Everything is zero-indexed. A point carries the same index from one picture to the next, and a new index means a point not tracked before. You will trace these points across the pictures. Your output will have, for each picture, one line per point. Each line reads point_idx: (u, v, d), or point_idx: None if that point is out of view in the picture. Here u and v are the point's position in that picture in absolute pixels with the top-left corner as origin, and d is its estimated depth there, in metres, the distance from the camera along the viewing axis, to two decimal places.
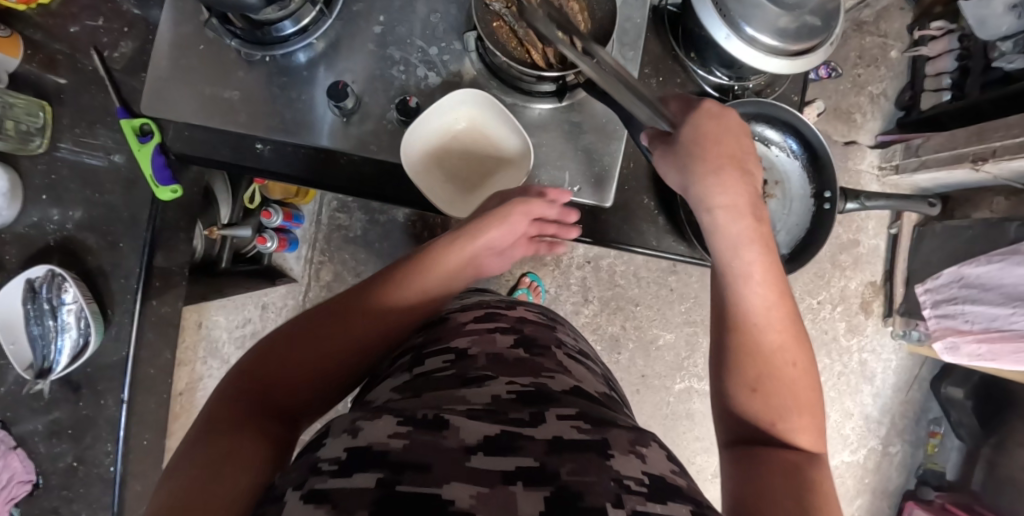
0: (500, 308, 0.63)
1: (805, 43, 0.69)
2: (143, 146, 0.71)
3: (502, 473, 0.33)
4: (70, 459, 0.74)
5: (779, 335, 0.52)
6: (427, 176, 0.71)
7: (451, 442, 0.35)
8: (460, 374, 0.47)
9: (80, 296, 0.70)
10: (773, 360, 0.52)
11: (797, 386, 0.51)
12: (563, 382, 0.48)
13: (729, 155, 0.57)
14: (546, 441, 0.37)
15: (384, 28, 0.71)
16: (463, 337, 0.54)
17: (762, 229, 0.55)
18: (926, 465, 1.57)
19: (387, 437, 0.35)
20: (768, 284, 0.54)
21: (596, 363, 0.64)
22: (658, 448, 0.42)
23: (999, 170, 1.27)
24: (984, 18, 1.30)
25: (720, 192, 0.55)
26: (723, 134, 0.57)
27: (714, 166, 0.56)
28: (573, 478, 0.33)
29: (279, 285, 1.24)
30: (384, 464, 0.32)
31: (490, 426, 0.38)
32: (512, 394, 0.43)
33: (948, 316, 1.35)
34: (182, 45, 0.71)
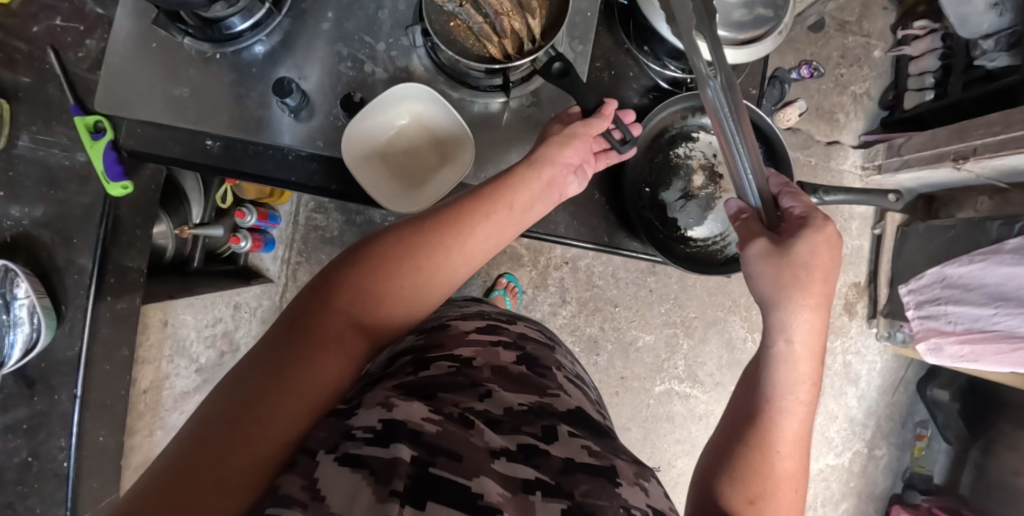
0: (502, 323, 0.68)
1: (752, 32, 0.70)
2: (96, 142, 0.71)
3: (523, 481, 0.40)
4: (25, 454, 0.73)
5: (792, 465, 0.57)
6: (371, 170, 0.71)
7: (478, 440, 0.42)
8: (469, 381, 0.50)
9: (32, 291, 0.70)
10: (777, 483, 0.56)
11: (783, 509, 0.55)
12: (566, 402, 0.52)
13: (820, 292, 0.60)
14: (562, 458, 0.43)
15: (333, 24, 0.72)
16: (467, 346, 0.57)
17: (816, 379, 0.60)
18: (912, 468, 1.54)
19: (421, 419, 0.42)
20: (801, 420, 0.58)
21: (590, 391, 0.65)
22: (657, 485, 0.48)
23: (981, 168, 1.25)
24: (966, 16, 1.24)
25: (793, 325, 0.59)
26: (828, 269, 0.60)
27: (804, 293, 0.59)
28: (586, 499, 0.40)
29: (252, 284, 1.20)
30: (418, 445, 0.40)
31: (509, 439, 0.44)
32: (523, 407, 0.48)
33: (930, 317, 1.32)
34: (134, 41, 0.71)
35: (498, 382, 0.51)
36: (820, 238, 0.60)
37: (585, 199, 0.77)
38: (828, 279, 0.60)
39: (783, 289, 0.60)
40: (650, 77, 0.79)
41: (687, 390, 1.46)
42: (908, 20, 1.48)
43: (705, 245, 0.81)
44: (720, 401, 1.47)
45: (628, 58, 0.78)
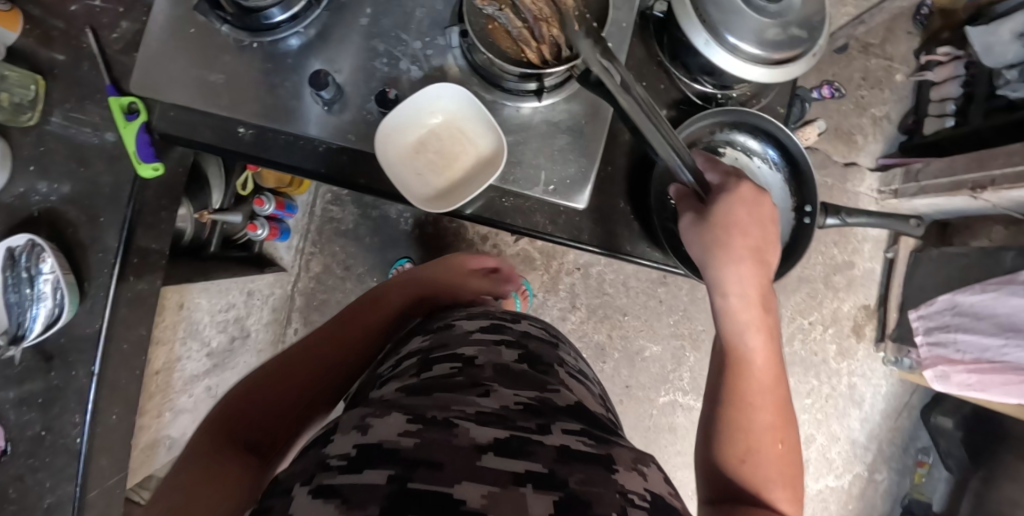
0: (506, 322, 0.70)
1: (787, 52, 0.69)
2: (130, 124, 0.72)
3: (513, 474, 0.36)
4: (38, 428, 0.76)
5: (770, 418, 0.57)
6: (402, 166, 0.72)
7: (462, 440, 0.38)
8: (470, 380, 0.50)
9: (56, 267, 0.71)
10: (761, 439, 0.56)
11: (781, 463, 0.55)
12: (567, 397, 0.52)
13: (754, 249, 0.63)
14: (556, 448, 0.40)
15: (370, 20, 0.72)
16: (470, 347, 0.58)
17: (767, 323, 0.62)
18: (912, 494, 1.54)
19: (397, 436, 0.38)
20: (767, 372, 0.60)
21: (593, 384, 0.66)
22: (656, 470, 0.45)
23: (999, 199, 1.25)
24: (991, 44, 1.28)
25: (730, 282, 0.62)
26: (749, 225, 0.63)
27: (734, 255, 0.62)
28: (583, 487, 0.37)
29: (267, 272, 1.27)
30: (396, 463, 0.35)
31: (501, 431, 0.41)
32: (518, 406, 0.46)
33: (939, 344, 1.32)
34: (172, 28, 0.72)
35: (500, 380, 0.51)
36: (737, 198, 0.63)
37: (609, 207, 0.78)
38: (766, 227, 0.63)
39: (716, 254, 0.63)
40: (680, 89, 0.79)
41: (691, 402, 1.46)
42: (932, 46, 1.48)
43: None
44: None
45: (660, 71, 0.79)
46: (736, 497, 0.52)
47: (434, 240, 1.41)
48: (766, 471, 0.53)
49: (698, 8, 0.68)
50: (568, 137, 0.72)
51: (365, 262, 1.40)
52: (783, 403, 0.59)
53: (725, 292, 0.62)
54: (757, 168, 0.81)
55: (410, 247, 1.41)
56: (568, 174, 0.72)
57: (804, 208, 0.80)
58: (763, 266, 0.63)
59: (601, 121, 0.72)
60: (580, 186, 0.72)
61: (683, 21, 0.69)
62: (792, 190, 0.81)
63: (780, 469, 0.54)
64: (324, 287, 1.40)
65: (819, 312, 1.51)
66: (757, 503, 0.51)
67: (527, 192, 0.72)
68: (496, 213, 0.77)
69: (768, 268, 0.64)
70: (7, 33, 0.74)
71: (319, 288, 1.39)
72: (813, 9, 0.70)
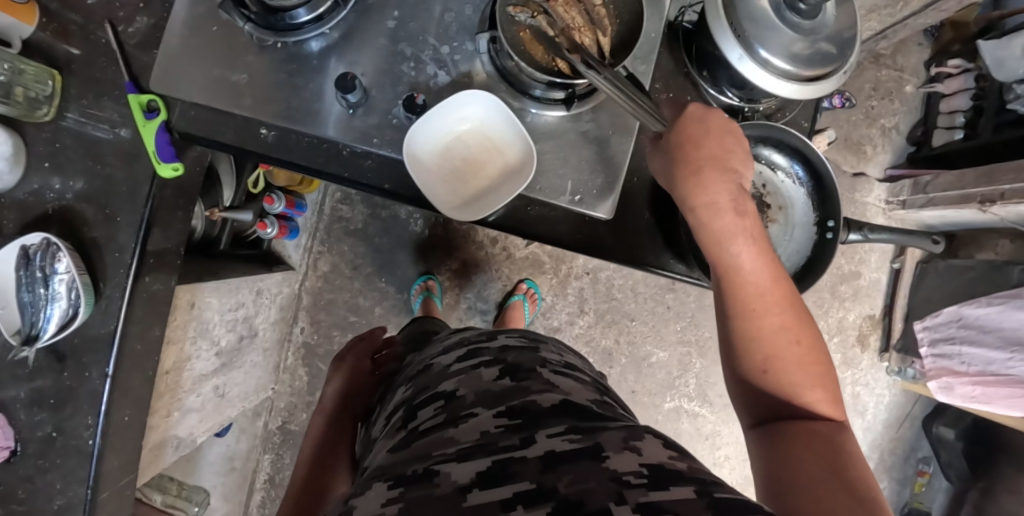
0: (482, 342, 0.69)
1: (819, 69, 0.69)
2: (149, 122, 0.70)
3: (501, 502, 0.39)
4: (49, 429, 0.75)
5: (780, 317, 0.56)
6: (429, 175, 0.70)
7: (445, 488, 0.41)
8: (451, 416, 0.53)
9: (73, 267, 0.70)
10: (775, 343, 0.56)
11: (806, 359, 0.56)
12: (551, 398, 0.53)
13: (711, 155, 0.61)
14: (539, 459, 0.43)
15: (397, 23, 0.72)
16: (450, 379, 0.60)
17: (744, 221, 0.59)
18: (911, 503, 1.55)
19: (384, 507, 0.41)
20: (758, 271, 0.58)
21: (584, 373, 0.67)
22: (652, 438, 0.47)
23: (1007, 213, 1.26)
24: (1002, 59, 1.27)
25: (695, 194, 0.60)
26: (701, 137, 0.61)
27: (694, 169, 0.60)
28: (572, 488, 0.39)
29: (275, 271, 1.26)
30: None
31: (482, 461, 0.44)
32: (500, 428, 0.49)
33: (944, 356, 1.33)
34: (194, 25, 0.71)
35: (481, 402, 0.54)
36: (687, 119, 0.62)
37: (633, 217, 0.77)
38: (722, 135, 0.62)
39: (682, 175, 0.61)
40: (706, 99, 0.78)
41: (696, 409, 1.47)
42: (943, 57, 1.49)
43: None
44: (728, 423, 1.47)
45: (687, 82, 0.80)
46: (778, 420, 0.54)
47: (443, 241, 1.40)
48: (790, 381, 0.55)
49: (733, 21, 0.68)
50: (595, 147, 0.73)
51: (373, 263, 1.40)
52: (788, 292, 0.58)
53: (692, 207, 0.60)
54: (781, 182, 0.82)
55: (418, 247, 1.40)
56: (594, 180, 0.73)
57: (827, 223, 0.80)
58: (729, 169, 0.61)
59: (627, 132, 0.73)
60: (605, 196, 0.73)
61: (716, 33, 0.69)
62: (816, 205, 0.81)
63: (812, 368, 0.55)
64: (332, 287, 1.39)
65: (825, 321, 1.52)
66: (800, 421, 0.53)
67: (554, 201, 0.73)
68: (520, 221, 0.77)
69: (737, 169, 0.61)
70: (23, 26, 0.72)
71: (327, 289, 1.39)
72: (844, 25, 0.71)
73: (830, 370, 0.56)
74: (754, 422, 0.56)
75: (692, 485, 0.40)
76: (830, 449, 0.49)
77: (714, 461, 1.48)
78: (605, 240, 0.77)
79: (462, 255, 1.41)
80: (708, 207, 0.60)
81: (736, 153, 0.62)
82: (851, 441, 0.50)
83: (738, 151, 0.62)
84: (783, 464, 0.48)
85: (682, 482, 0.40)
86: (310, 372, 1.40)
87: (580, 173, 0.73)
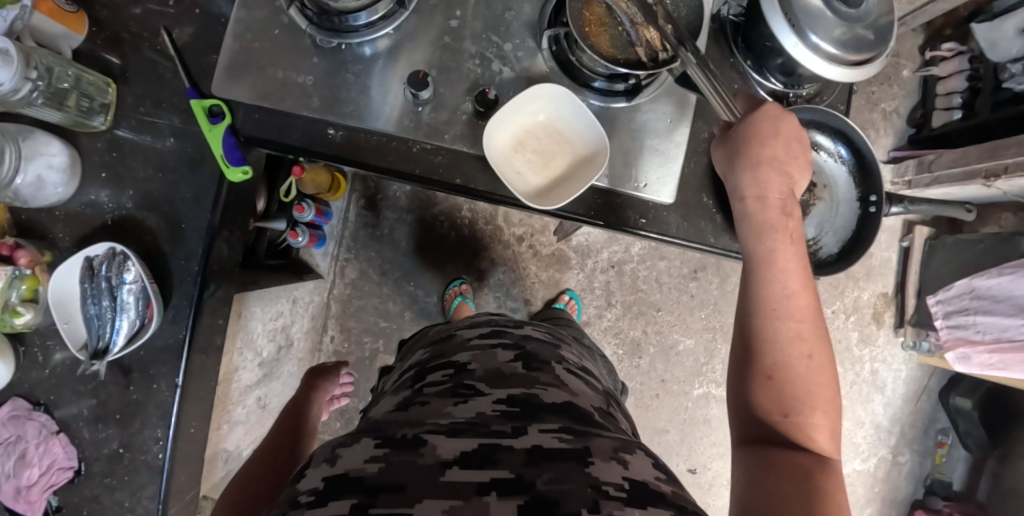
0: (508, 328, 0.72)
1: (863, 54, 0.72)
2: (216, 127, 0.71)
3: (477, 484, 0.39)
4: (116, 445, 0.73)
5: (797, 324, 0.58)
6: (506, 163, 0.72)
7: (427, 458, 0.41)
8: (455, 384, 0.55)
9: (143, 275, 0.69)
10: (788, 351, 0.57)
11: (812, 376, 0.56)
12: (554, 395, 0.54)
13: (772, 156, 0.64)
14: (525, 450, 0.43)
15: (459, 23, 0.73)
16: (465, 352, 0.63)
17: (788, 224, 0.62)
18: (934, 475, 1.59)
19: (363, 463, 0.41)
20: (790, 274, 0.60)
21: (597, 380, 0.68)
22: (642, 455, 0.47)
23: (1010, 186, 1.33)
24: (995, 40, 1.36)
25: (748, 185, 0.64)
26: (777, 136, 0.64)
27: (753, 164, 0.64)
28: (550, 487, 0.39)
29: (307, 279, 1.24)
30: (360, 490, 0.38)
31: (469, 441, 0.43)
32: (496, 412, 0.49)
33: (959, 327, 1.38)
34: (255, 30, 0.72)
35: (487, 382, 0.55)
36: (761, 115, 0.64)
37: (693, 201, 0.79)
38: (791, 139, 0.64)
39: (741, 167, 0.65)
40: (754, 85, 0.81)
41: (724, 394, 1.49)
42: (935, 42, 1.57)
43: None
44: None
45: (733, 71, 0.81)
46: (770, 440, 0.54)
47: (470, 242, 1.41)
48: (791, 394, 0.56)
49: (785, 9, 0.70)
50: (655, 135, 0.75)
51: (401, 268, 1.40)
52: (814, 308, 0.59)
53: (742, 197, 0.65)
54: (824, 162, 0.84)
55: (445, 249, 1.40)
56: (659, 165, 0.75)
57: (870, 197, 0.83)
58: (784, 173, 0.64)
59: (682, 116, 0.75)
60: (668, 181, 0.75)
61: (769, 21, 0.70)
62: (857, 182, 0.84)
63: (818, 387, 0.56)
64: (360, 294, 1.38)
65: (841, 301, 1.56)
66: (793, 444, 0.54)
67: (623, 189, 0.75)
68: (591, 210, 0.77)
69: (793, 173, 0.64)
70: (73, 36, 0.73)
71: (355, 296, 1.38)
72: (883, 12, 0.74)
73: (835, 397, 0.57)
74: (745, 438, 0.56)
75: (669, 509, 0.41)
76: (815, 482, 0.49)
77: None
78: (600, 206, 0.78)
79: (489, 255, 1.41)
80: (756, 199, 0.64)
81: (797, 161, 0.64)
82: (835, 476, 0.51)
83: (801, 160, 0.65)
84: (771, 481, 0.49)
85: (661, 504, 0.41)
86: None
87: (648, 161, 0.75)
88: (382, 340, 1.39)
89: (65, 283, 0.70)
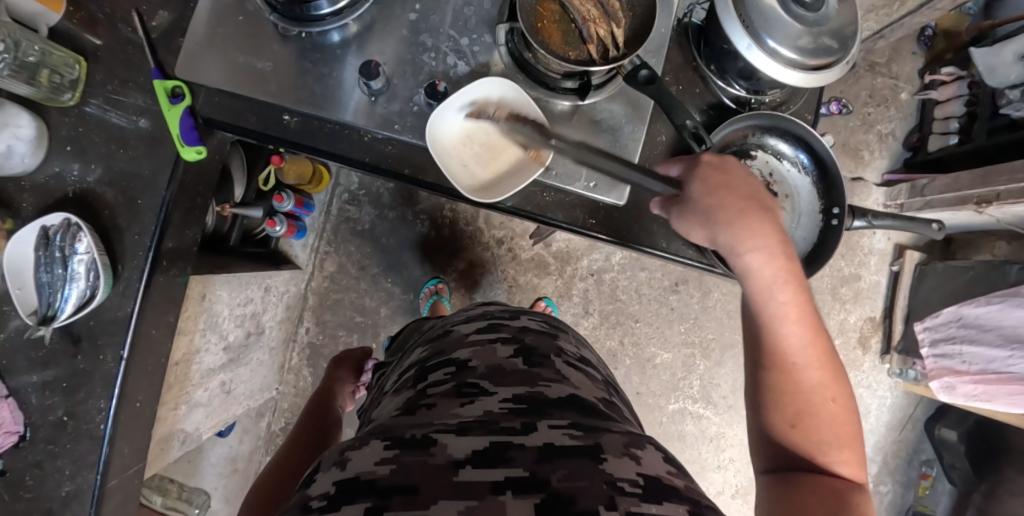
0: (504, 320, 0.68)
1: (822, 59, 0.70)
2: (174, 107, 0.76)
3: (492, 483, 0.39)
4: (61, 413, 0.74)
5: (818, 373, 0.58)
6: (456, 151, 0.74)
7: (438, 459, 0.40)
8: (459, 384, 0.53)
9: (93, 247, 0.71)
10: (811, 397, 0.58)
11: (836, 415, 0.58)
12: (560, 390, 0.52)
13: (751, 202, 0.62)
14: (537, 448, 0.42)
15: (418, 16, 0.75)
16: (466, 348, 0.60)
17: (790, 269, 0.61)
18: (915, 506, 1.55)
19: (374, 465, 0.40)
20: (801, 324, 0.60)
21: (597, 371, 0.65)
22: (653, 450, 0.47)
23: (1002, 214, 1.27)
24: (994, 66, 1.29)
25: (741, 241, 0.61)
26: (740, 187, 0.62)
27: (739, 214, 0.61)
28: (565, 484, 0.39)
29: (284, 269, 1.26)
30: (373, 493, 0.37)
31: (480, 439, 0.43)
32: (503, 410, 0.48)
33: (945, 356, 1.33)
34: (219, 15, 0.74)
35: (490, 379, 0.53)
36: (704, 166, 0.64)
37: (646, 204, 0.80)
38: (756, 186, 0.63)
39: (724, 219, 0.62)
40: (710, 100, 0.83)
41: (700, 410, 1.47)
42: (937, 66, 1.50)
43: None
44: (732, 424, 1.47)
45: (696, 75, 0.82)
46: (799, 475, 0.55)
47: (450, 243, 1.42)
48: (819, 437, 0.56)
49: (741, 12, 0.69)
50: (609, 136, 0.76)
51: (378, 264, 1.41)
52: (827, 349, 0.60)
53: (736, 249, 0.61)
54: (787, 171, 0.83)
55: (425, 248, 1.42)
56: None
57: (832, 210, 0.82)
58: (771, 218, 0.62)
59: (640, 122, 0.76)
60: (617, 184, 0.76)
61: (724, 25, 0.70)
62: (821, 193, 0.83)
63: (842, 424, 0.57)
64: (338, 287, 1.40)
65: (826, 323, 1.53)
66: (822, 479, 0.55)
67: (567, 187, 0.75)
68: (538, 207, 0.80)
69: (774, 213, 0.63)
70: (50, 14, 0.73)
71: (333, 289, 1.40)
72: (846, 21, 0.71)
73: (857, 429, 0.58)
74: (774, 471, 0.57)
75: (684, 505, 0.41)
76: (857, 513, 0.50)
77: (719, 464, 1.47)
78: (606, 224, 0.80)
79: (468, 255, 1.42)
80: (752, 251, 0.61)
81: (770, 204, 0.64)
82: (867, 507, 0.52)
83: (770, 201, 0.64)
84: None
85: (676, 499, 0.41)
86: (314, 372, 1.40)
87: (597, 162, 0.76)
88: (356, 334, 1.40)
89: (21, 251, 0.72)
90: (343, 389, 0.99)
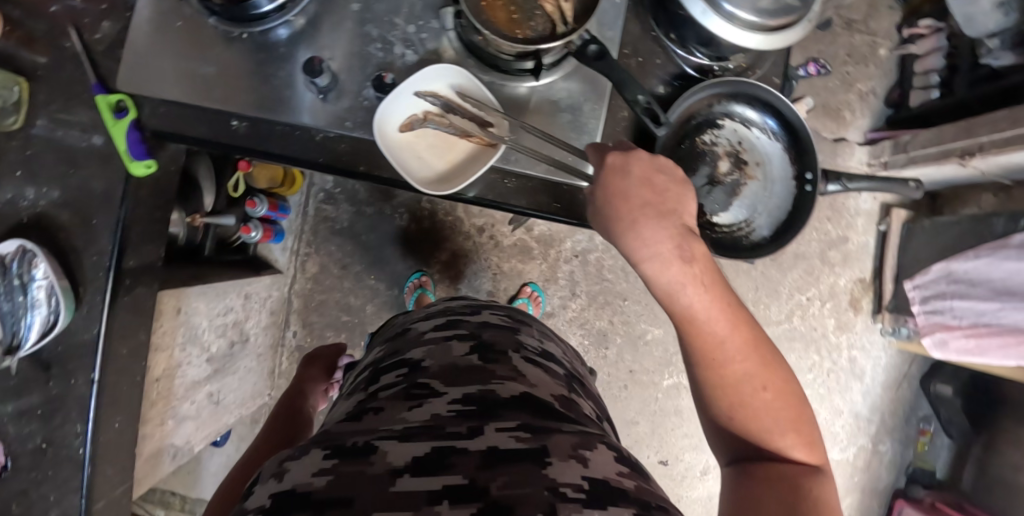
0: (464, 315, 0.67)
1: (783, 19, 0.67)
2: (119, 121, 0.72)
3: (429, 493, 0.37)
4: (38, 440, 0.73)
5: (745, 363, 0.56)
6: (410, 144, 0.73)
7: (376, 468, 0.39)
8: (409, 387, 0.51)
9: (50, 272, 0.70)
10: (741, 388, 0.55)
11: (777, 404, 0.55)
12: (512, 388, 0.51)
13: (649, 203, 0.63)
14: (481, 453, 0.41)
15: (362, 6, 0.73)
16: (421, 347, 0.59)
17: (693, 269, 0.60)
18: (915, 463, 1.56)
19: (311, 476, 0.39)
20: (714, 318, 0.58)
21: (560, 364, 0.64)
22: (604, 450, 0.45)
23: (986, 165, 1.24)
24: (972, 15, 1.21)
25: (637, 247, 0.62)
26: (638, 190, 0.63)
27: (632, 220, 0.62)
28: (504, 492, 0.37)
29: (262, 275, 1.24)
30: (307, 506, 0.36)
31: (422, 444, 0.42)
32: (452, 413, 0.46)
33: (936, 312, 1.31)
34: (158, 21, 0.72)
35: (441, 379, 0.52)
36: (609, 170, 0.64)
37: None
38: (650, 178, 0.64)
39: (623, 234, 0.63)
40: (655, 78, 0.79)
41: None
42: (913, 19, 1.46)
43: (730, 231, 0.85)
44: None
45: (655, 46, 0.78)
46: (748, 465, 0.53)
47: (431, 235, 1.40)
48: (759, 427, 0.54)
49: None
50: (568, 115, 0.74)
51: (359, 260, 1.40)
52: (750, 335, 0.58)
53: (637, 261, 0.62)
54: (756, 139, 0.82)
55: (406, 241, 1.40)
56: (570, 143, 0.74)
57: (805, 176, 0.81)
58: (666, 216, 0.62)
59: (599, 99, 0.74)
60: (579, 164, 0.73)
61: None
62: (791, 159, 0.82)
63: (787, 410, 0.55)
64: (322, 287, 1.39)
65: (816, 287, 1.52)
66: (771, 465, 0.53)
67: (529, 170, 0.73)
68: (500, 195, 0.78)
69: (676, 210, 0.63)
70: None
71: (319, 291, 1.39)
72: None
73: (805, 414, 0.55)
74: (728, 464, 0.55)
75: (633, 507, 0.39)
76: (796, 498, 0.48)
77: None
78: (572, 205, 0.79)
79: (451, 246, 1.41)
80: (652, 259, 0.61)
81: (674, 195, 0.64)
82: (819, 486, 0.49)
83: (675, 192, 0.64)
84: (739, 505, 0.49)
85: (624, 503, 0.39)
86: None
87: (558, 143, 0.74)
88: (345, 333, 1.40)
89: None
90: (315, 387, 0.98)
